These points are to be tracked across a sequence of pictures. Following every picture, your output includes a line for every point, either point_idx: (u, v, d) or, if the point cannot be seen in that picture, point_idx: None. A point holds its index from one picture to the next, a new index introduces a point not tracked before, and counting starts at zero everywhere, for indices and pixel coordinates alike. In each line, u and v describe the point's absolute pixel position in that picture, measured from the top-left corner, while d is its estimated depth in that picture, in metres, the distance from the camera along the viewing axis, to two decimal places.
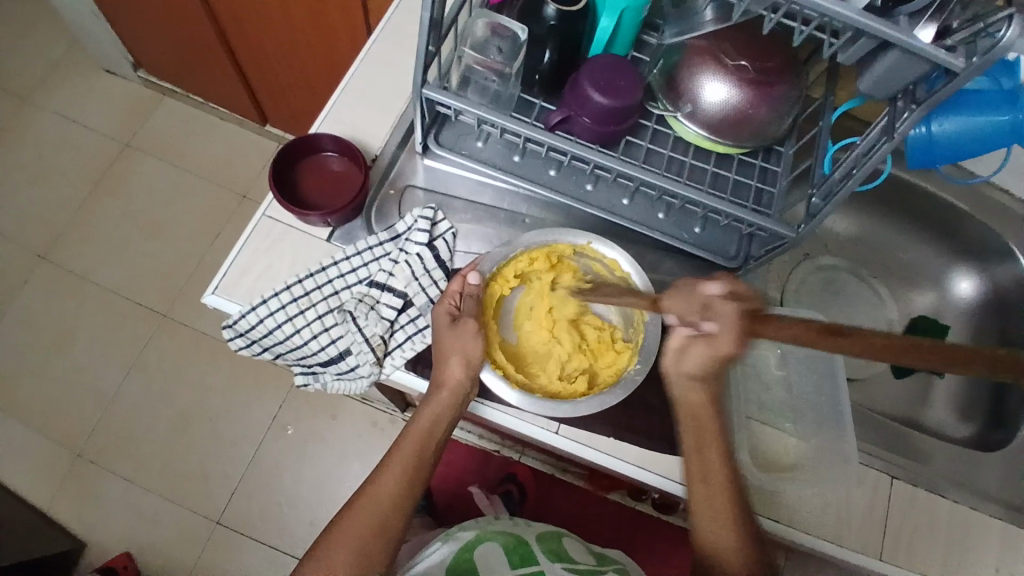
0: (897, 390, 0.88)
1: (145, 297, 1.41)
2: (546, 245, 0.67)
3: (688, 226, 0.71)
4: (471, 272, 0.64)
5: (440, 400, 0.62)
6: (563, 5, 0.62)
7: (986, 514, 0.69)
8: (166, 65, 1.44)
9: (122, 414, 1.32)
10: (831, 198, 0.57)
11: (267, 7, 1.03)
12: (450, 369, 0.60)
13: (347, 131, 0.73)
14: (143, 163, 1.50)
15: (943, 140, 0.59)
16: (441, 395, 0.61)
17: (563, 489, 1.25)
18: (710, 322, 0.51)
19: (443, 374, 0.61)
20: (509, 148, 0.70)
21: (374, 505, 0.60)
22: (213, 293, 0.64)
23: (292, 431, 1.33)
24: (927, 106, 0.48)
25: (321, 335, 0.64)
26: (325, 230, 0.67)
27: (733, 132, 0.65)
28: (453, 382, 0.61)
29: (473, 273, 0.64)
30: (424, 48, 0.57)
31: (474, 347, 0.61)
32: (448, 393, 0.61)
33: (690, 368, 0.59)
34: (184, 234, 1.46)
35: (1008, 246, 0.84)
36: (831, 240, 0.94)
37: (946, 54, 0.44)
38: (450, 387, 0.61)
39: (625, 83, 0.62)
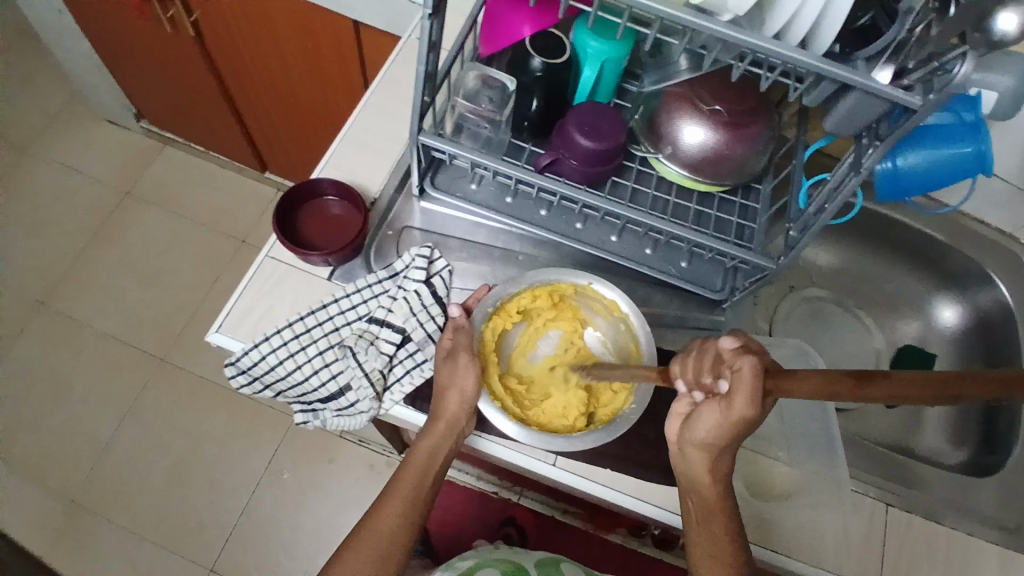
0: (890, 419, 0.89)
1: (144, 342, 1.42)
2: (554, 283, 0.68)
3: (675, 260, 0.74)
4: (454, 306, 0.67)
5: (437, 434, 0.63)
6: (549, 58, 0.67)
7: (981, 539, 0.70)
8: (170, 118, 1.49)
9: (117, 462, 1.31)
10: (807, 230, 0.61)
11: (270, 62, 1.09)
12: (448, 403, 0.62)
13: (345, 176, 0.76)
14: (145, 211, 1.54)
15: (911, 174, 0.62)
16: (437, 428, 0.63)
17: (564, 531, 1.24)
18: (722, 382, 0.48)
19: (440, 407, 0.63)
20: (501, 190, 0.74)
21: (372, 541, 0.61)
22: (217, 332, 0.66)
23: (288, 475, 1.32)
24: (890, 141, 0.52)
25: (321, 371, 0.66)
26: (325, 269, 0.70)
27: (711, 170, 0.69)
28: (450, 415, 0.62)
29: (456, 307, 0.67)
30: (420, 99, 0.61)
31: (469, 382, 0.62)
32: (444, 426, 0.63)
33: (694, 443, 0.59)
34: (183, 280, 1.48)
35: (987, 272, 0.88)
36: (816, 272, 0.97)
37: (904, 93, 0.48)
38: (448, 417, 0.63)
39: (608, 127, 0.67)
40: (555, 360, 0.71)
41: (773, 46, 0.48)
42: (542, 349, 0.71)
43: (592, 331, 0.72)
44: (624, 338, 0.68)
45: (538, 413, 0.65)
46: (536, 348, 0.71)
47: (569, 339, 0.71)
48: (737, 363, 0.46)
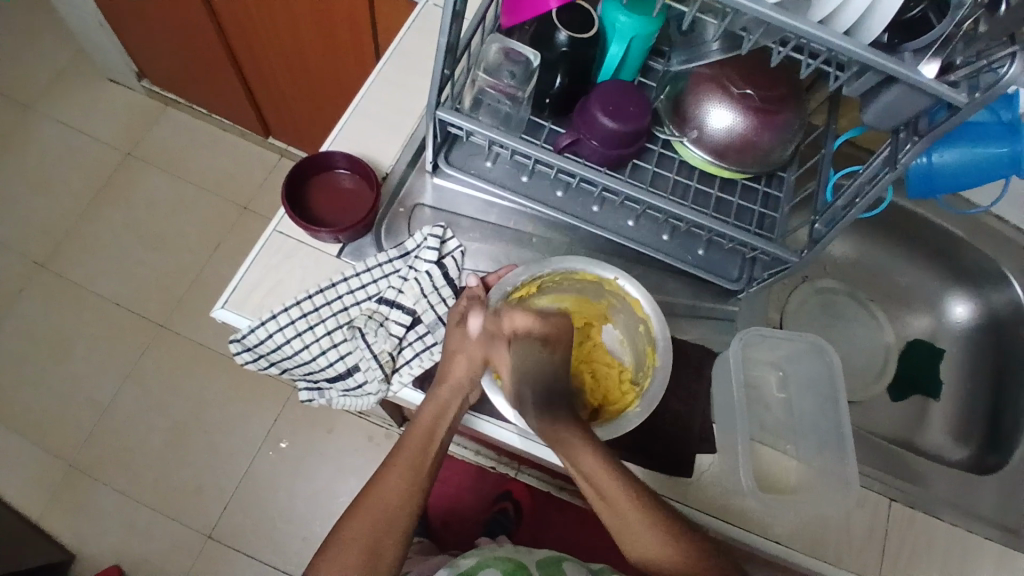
0: (893, 412, 0.89)
1: (143, 307, 1.40)
2: (575, 293, 0.70)
3: (692, 248, 0.73)
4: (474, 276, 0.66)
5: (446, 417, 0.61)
6: (575, 32, 0.63)
7: (983, 537, 0.70)
8: (170, 77, 1.44)
9: (115, 426, 1.31)
10: (835, 224, 0.59)
11: (277, 23, 1.04)
12: (455, 367, 0.62)
13: (356, 148, 0.73)
14: (143, 173, 1.50)
15: (944, 172, 0.61)
16: (441, 393, 0.62)
17: (558, 507, 1.25)
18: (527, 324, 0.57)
19: (450, 393, 0.61)
20: (517, 169, 0.72)
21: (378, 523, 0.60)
22: (222, 308, 0.64)
23: (287, 445, 1.32)
24: (928, 139, 0.50)
25: (329, 351, 0.64)
26: (334, 246, 0.68)
27: (736, 156, 0.66)
28: (455, 380, 0.62)
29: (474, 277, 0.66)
30: (440, 72, 0.58)
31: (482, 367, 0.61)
32: (447, 389, 0.62)
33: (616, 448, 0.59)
34: (183, 244, 1.45)
35: (1004, 271, 0.86)
36: (831, 263, 0.95)
37: (950, 89, 0.46)
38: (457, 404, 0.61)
39: (633, 109, 0.64)
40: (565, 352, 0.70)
41: (820, 33, 0.45)
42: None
43: (611, 329, 0.71)
44: (641, 339, 0.67)
45: None
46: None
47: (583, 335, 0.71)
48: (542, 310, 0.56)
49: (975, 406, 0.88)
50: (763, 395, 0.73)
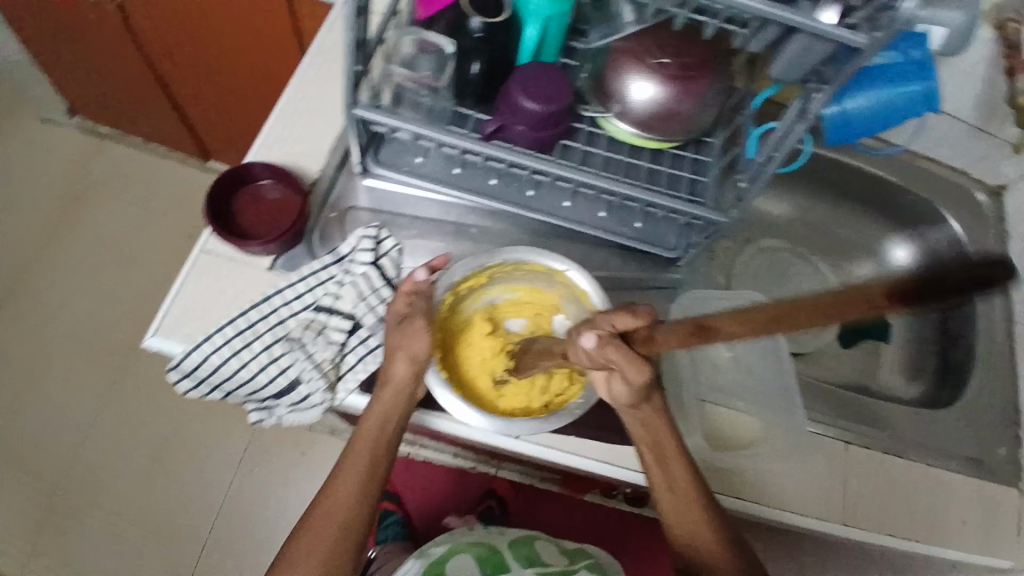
0: (847, 360, 0.91)
1: (97, 347, 1.35)
2: (525, 283, 0.70)
3: (629, 221, 0.73)
4: (420, 270, 0.62)
5: (386, 410, 0.60)
6: (490, 16, 0.62)
7: (943, 469, 0.72)
8: (98, 108, 1.39)
9: (82, 473, 1.27)
10: (758, 178, 0.61)
11: (196, 41, 1.01)
12: (397, 369, 0.60)
13: (279, 157, 0.71)
14: (81, 210, 1.45)
15: (858, 117, 0.61)
16: (386, 395, 0.61)
17: (543, 498, 1.25)
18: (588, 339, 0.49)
19: (389, 379, 0.60)
20: (448, 161, 0.71)
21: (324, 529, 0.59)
22: (154, 336, 0.62)
23: (263, 469, 1.30)
24: (835, 85, 0.51)
25: (269, 366, 0.63)
26: (266, 259, 0.66)
27: (662, 127, 0.67)
28: (398, 380, 0.60)
29: (421, 271, 0.62)
30: (351, 69, 0.56)
31: (419, 347, 0.60)
32: (391, 392, 0.60)
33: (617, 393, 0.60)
34: (131, 278, 1.41)
35: (937, 210, 0.89)
36: (772, 223, 0.96)
37: (849, 32, 0.46)
38: (396, 386, 0.60)
39: (555, 90, 0.64)
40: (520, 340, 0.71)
41: None
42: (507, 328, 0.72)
43: (562, 317, 0.71)
44: None
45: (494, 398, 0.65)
46: (501, 325, 0.71)
47: (536, 323, 0.72)
48: (607, 355, 0.49)
49: (924, 344, 0.91)
50: (714, 360, 0.73)
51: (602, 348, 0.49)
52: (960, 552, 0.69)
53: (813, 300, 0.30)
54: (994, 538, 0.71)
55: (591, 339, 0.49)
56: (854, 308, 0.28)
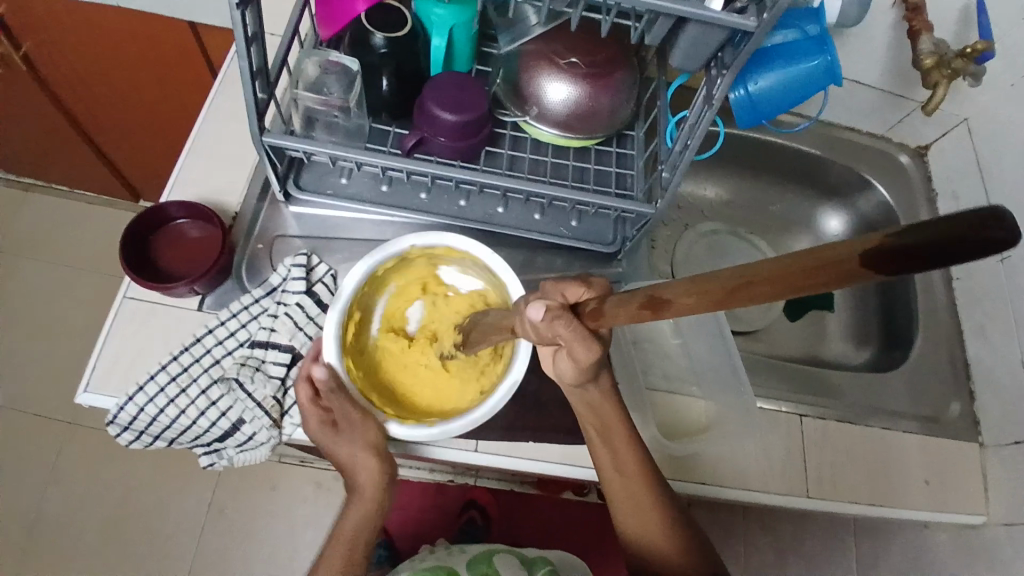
0: (796, 332, 0.93)
1: (44, 407, 1.30)
2: (394, 272, 0.68)
3: (564, 221, 0.73)
4: (315, 368, 0.59)
5: (363, 505, 0.65)
6: (390, 32, 0.62)
7: (892, 429, 0.74)
8: (17, 160, 1.34)
9: (41, 541, 1.21)
10: (677, 169, 0.60)
11: (107, 83, 0.99)
12: (363, 471, 0.63)
13: (198, 194, 0.69)
14: (13, 267, 1.40)
15: (765, 98, 0.63)
16: (364, 503, 0.65)
17: (521, 503, 1.24)
18: (535, 313, 0.43)
19: (356, 479, 0.64)
20: (374, 180, 0.70)
21: None
22: (85, 392, 0.60)
23: (234, 512, 1.26)
24: (734, 69, 0.51)
25: (208, 410, 0.61)
26: (194, 299, 0.64)
27: (582, 126, 0.67)
28: (368, 481, 0.64)
29: (317, 368, 0.59)
30: (252, 98, 0.55)
31: (369, 442, 0.62)
32: (366, 493, 0.65)
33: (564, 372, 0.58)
34: (74, 333, 1.36)
35: (863, 176, 0.91)
36: (707, 207, 0.98)
37: (738, 17, 0.47)
38: (370, 487, 0.64)
39: (469, 98, 0.64)
40: (430, 321, 0.70)
41: None
42: (412, 319, 0.70)
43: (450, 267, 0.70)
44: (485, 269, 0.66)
45: (459, 394, 0.66)
46: (406, 328, 0.70)
47: (429, 295, 0.70)
48: (556, 331, 0.43)
49: (867, 309, 0.93)
50: (660, 345, 0.74)
51: (551, 322, 0.43)
52: (917, 508, 0.71)
53: (774, 267, 0.26)
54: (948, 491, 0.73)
55: (538, 310, 0.43)
56: (814, 274, 0.24)
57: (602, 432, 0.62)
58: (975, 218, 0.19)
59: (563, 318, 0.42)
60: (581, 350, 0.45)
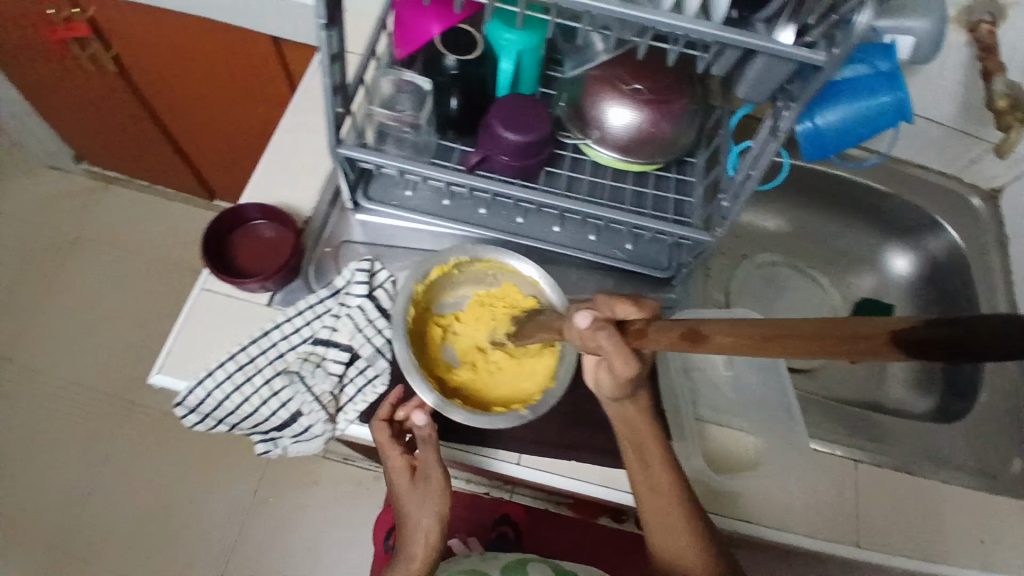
0: (853, 374, 0.89)
1: (112, 386, 1.39)
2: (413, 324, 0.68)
3: (620, 243, 0.74)
4: (418, 414, 0.61)
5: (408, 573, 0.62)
6: (462, 54, 0.66)
7: (949, 483, 0.70)
8: (109, 157, 1.46)
9: (96, 512, 1.29)
10: (738, 198, 0.60)
11: (195, 89, 1.07)
12: (417, 538, 0.62)
13: (273, 198, 0.74)
14: (95, 254, 1.51)
15: (831, 131, 0.61)
16: (413, 567, 0.62)
17: (553, 520, 1.24)
18: (583, 319, 0.46)
19: (411, 549, 0.62)
20: (437, 193, 0.73)
21: None
22: (159, 373, 0.65)
23: (274, 502, 1.31)
24: (802, 101, 0.52)
25: (270, 399, 0.65)
26: (265, 295, 0.69)
27: (641, 150, 0.68)
28: (422, 546, 0.62)
29: (420, 414, 0.61)
30: (332, 111, 0.59)
31: (440, 506, 0.63)
32: (419, 562, 0.62)
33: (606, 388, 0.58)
34: (145, 320, 1.45)
35: (934, 218, 0.88)
36: (762, 237, 0.96)
37: (808, 51, 0.48)
38: (421, 557, 0.62)
39: (533, 119, 0.66)
40: (465, 346, 0.70)
41: (669, 18, 0.47)
42: (451, 356, 0.70)
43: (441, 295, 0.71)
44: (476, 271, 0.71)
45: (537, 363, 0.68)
46: (455, 365, 0.69)
47: (446, 331, 0.70)
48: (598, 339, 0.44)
49: None
50: (710, 377, 0.73)
51: (593, 332, 0.45)
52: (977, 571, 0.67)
53: (815, 328, 0.28)
54: (1012, 552, 0.68)
55: (584, 317, 0.46)
56: (838, 345, 0.26)
57: (639, 456, 0.59)
58: (998, 325, 0.22)
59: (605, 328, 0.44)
60: (620, 365, 0.45)
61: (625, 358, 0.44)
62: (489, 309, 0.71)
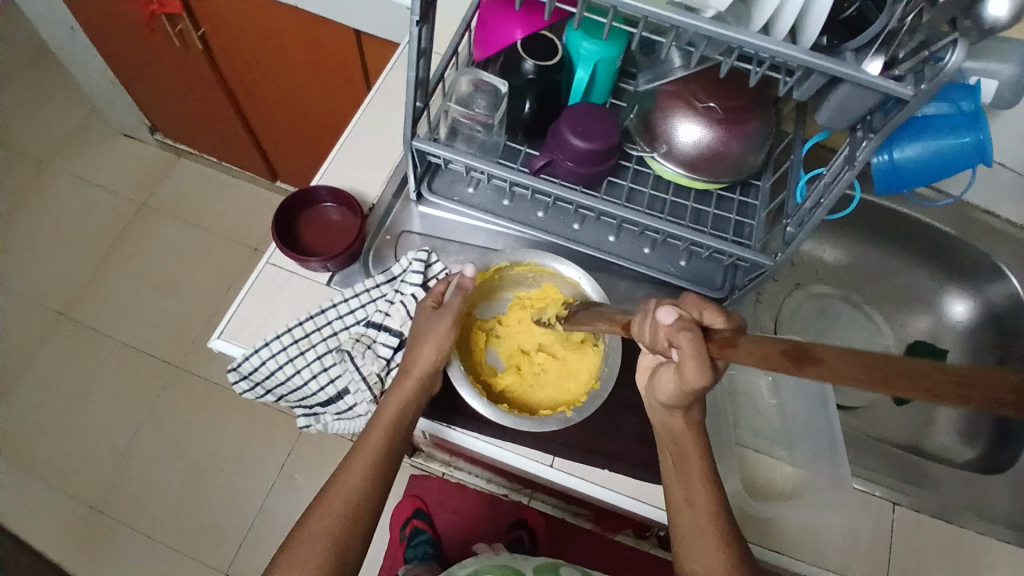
0: (901, 415, 0.87)
1: (161, 349, 1.45)
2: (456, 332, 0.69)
3: (674, 259, 0.74)
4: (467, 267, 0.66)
5: (403, 393, 0.62)
6: (541, 60, 0.66)
7: (994, 538, 0.68)
8: (182, 131, 1.52)
9: (133, 467, 1.34)
10: (803, 225, 0.60)
11: (273, 74, 1.11)
12: (418, 359, 0.63)
13: (343, 183, 0.77)
14: (158, 221, 1.57)
15: (907, 167, 0.61)
16: (406, 384, 0.62)
17: (574, 532, 1.23)
18: (666, 315, 0.46)
19: (413, 358, 0.63)
20: (498, 193, 0.74)
21: (341, 502, 0.59)
22: (218, 338, 0.67)
23: (300, 478, 1.34)
24: (883, 133, 0.51)
25: (320, 374, 0.66)
26: (324, 275, 0.71)
27: (706, 168, 0.68)
28: (421, 367, 0.62)
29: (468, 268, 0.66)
30: (411, 105, 0.61)
31: (444, 341, 0.63)
32: (416, 386, 0.62)
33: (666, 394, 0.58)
34: (196, 289, 1.51)
35: (998, 265, 0.86)
36: (820, 266, 0.95)
37: (895, 84, 0.47)
38: (416, 378, 0.62)
39: (603, 127, 0.67)
40: (508, 349, 0.71)
41: (756, 40, 0.47)
42: (496, 361, 0.70)
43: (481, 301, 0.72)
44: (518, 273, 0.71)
45: (579, 362, 0.69)
46: (501, 370, 0.70)
47: (487, 336, 0.71)
48: (678, 339, 0.43)
49: None
50: (756, 406, 0.71)
51: (676, 330, 0.44)
52: None
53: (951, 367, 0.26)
54: None
55: (668, 313, 0.45)
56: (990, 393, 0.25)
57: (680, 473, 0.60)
58: None
59: (688, 330, 0.43)
60: (693, 374, 0.44)
61: (699, 368, 0.43)
62: (529, 314, 0.71)
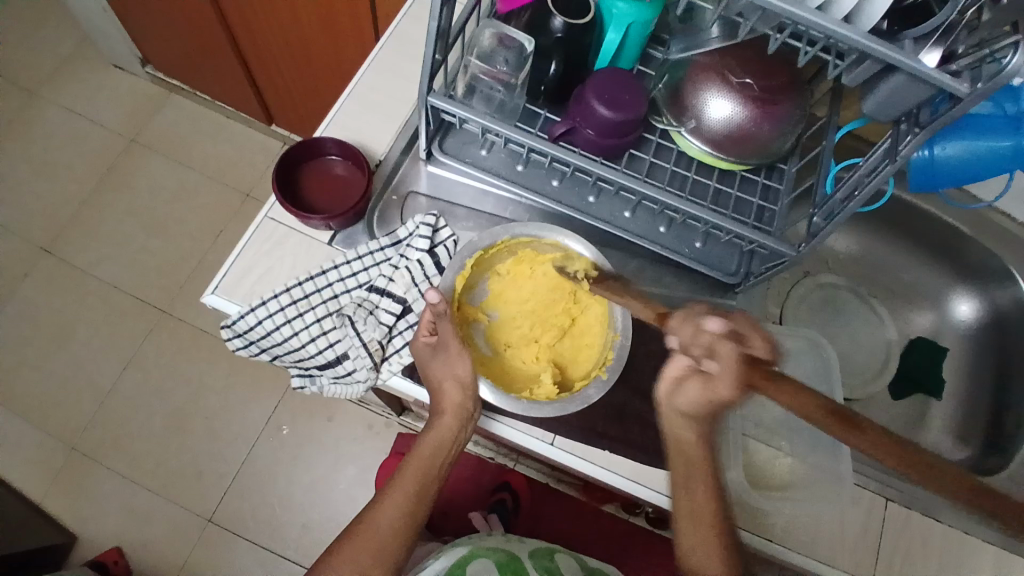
0: (893, 412, 0.88)
1: (147, 293, 1.40)
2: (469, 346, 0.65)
3: (689, 241, 0.71)
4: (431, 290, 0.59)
5: (445, 425, 0.62)
6: (572, 18, 0.62)
7: (981, 539, 0.69)
8: (174, 65, 1.44)
9: (119, 409, 1.32)
10: (832, 217, 0.57)
11: (275, 11, 1.04)
12: (450, 394, 0.61)
13: (350, 136, 0.73)
14: (146, 158, 1.50)
15: (945, 165, 0.59)
16: (447, 418, 0.62)
17: (557, 500, 1.22)
18: (712, 323, 0.51)
19: (442, 401, 0.61)
20: (512, 157, 0.70)
21: (375, 530, 0.61)
22: (213, 293, 0.64)
23: (287, 431, 1.33)
24: (929, 130, 0.48)
25: (318, 338, 0.64)
26: (326, 233, 0.68)
27: (733, 148, 0.64)
28: (454, 404, 0.61)
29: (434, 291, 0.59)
30: (431, 56, 0.57)
31: (466, 367, 0.61)
32: (453, 416, 0.62)
33: (682, 404, 0.59)
34: (185, 232, 1.46)
35: (1006, 268, 0.84)
36: (832, 258, 0.95)
37: (951, 79, 0.44)
38: (454, 411, 0.61)
39: (629, 97, 0.62)
40: (518, 335, 0.66)
41: (814, 17, 0.44)
42: (513, 349, 0.66)
43: (473, 299, 0.67)
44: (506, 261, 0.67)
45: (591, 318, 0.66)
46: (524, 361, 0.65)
47: (491, 332, 0.67)
48: (721, 350, 0.50)
49: (978, 405, 0.86)
50: None
51: (721, 341, 0.50)
52: None
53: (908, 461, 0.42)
54: None
55: (718, 323, 0.51)
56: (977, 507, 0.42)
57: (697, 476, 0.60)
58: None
59: (737, 348, 0.50)
60: (723, 383, 0.51)
61: (732, 380, 0.50)
62: (521, 289, 0.67)
